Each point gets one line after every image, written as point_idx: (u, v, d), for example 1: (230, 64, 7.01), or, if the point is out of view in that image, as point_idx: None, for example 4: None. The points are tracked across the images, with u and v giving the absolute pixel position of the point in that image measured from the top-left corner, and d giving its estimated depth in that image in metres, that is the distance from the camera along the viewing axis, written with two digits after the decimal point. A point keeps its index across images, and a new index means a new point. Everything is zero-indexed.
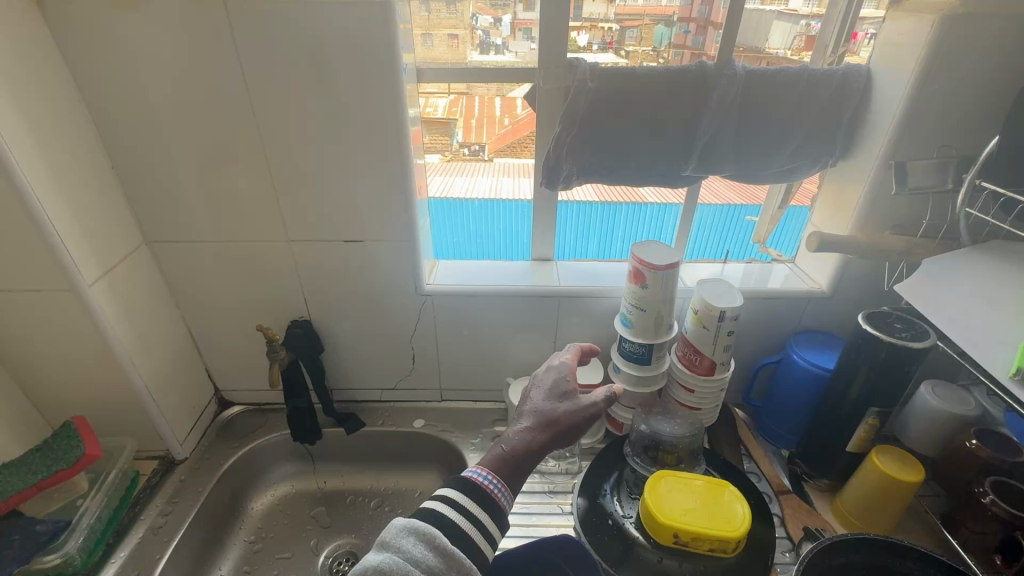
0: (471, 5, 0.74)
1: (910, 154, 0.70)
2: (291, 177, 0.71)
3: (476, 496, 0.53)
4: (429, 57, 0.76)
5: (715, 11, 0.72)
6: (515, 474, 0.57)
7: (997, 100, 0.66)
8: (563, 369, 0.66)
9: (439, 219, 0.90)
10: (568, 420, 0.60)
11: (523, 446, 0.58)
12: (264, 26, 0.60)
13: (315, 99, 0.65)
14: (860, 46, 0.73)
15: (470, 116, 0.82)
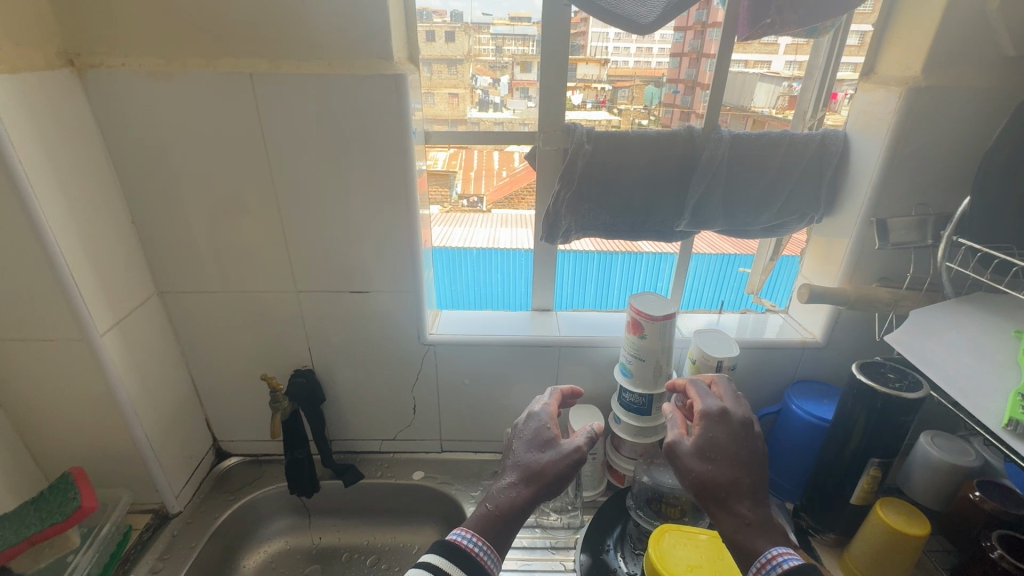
0: (471, 66, 0.79)
1: (890, 211, 0.74)
2: (302, 231, 0.74)
3: (458, 560, 0.55)
4: (432, 114, 0.81)
5: (701, 73, 0.78)
6: (500, 533, 0.58)
7: (968, 162, 0.71)
8: (543, 417, 0.67)
9: (440, 275, 0.93)
10: (551, 470, 0.61)
11: (508, 503, 0.60)
12: (286, 96, 0.65)
13: (330, 160, 0.69)
14: (840, 106, 0.78)
15: (469, 169, 0.85)
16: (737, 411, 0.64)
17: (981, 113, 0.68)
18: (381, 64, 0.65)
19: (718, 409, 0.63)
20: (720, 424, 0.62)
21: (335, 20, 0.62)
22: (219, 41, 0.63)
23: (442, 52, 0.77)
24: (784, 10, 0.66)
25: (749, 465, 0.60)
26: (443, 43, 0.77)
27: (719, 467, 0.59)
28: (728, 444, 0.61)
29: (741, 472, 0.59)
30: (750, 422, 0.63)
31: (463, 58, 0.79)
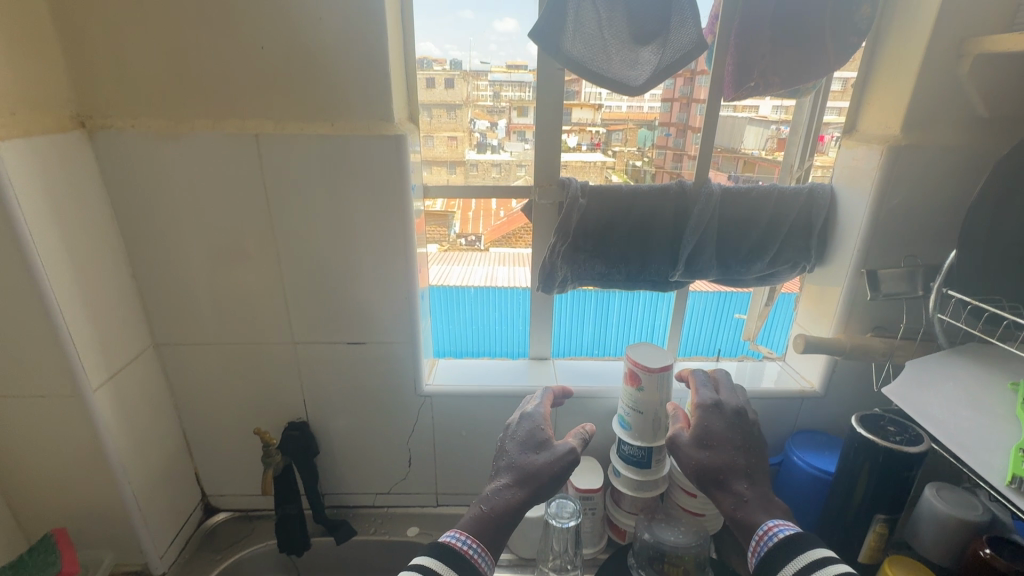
0: (469, 111, 0.81)
1: (880, 263, 0.75)
2: (301, 283, 0.75)
3: (453, 563, 0.55)
4: (429, 156, 0.82)
5: (691, 117, 0.80)
6: (494, 537, 0.59)
7: (954, 215, 0.72)
8: (536, 418, 0.70)
9: (438, 311, 0.93)
10: (546, 471, 0.63)
11: (503, 503, 0.61)
12: (289, 155, 0.67)
13: (330, 215, 0.70)
14: (827, 147, 0.81)
15: (467, 210, 0.85)
16: (731, 402, 0.71)
17: (963, 170, 0.70)
18: (382, 125, 0.67)
19: (712, 401, 0.71)
20: (715, 413, 0.70)
21: (338, 85, 0.65)
22: (227, 104, 0.66)
23: (441, 98, 0.79)
24: (766, 73, 0.71)
25: (746, 450, 0.67)
26: (443, 90, 0.79)
27: (717, 452, 0.66)
28: (723, 432, 0.68)
29: (737, 456, 0.66)
30: (744, 412, 0.70)
31: (462, 103, 0.80)
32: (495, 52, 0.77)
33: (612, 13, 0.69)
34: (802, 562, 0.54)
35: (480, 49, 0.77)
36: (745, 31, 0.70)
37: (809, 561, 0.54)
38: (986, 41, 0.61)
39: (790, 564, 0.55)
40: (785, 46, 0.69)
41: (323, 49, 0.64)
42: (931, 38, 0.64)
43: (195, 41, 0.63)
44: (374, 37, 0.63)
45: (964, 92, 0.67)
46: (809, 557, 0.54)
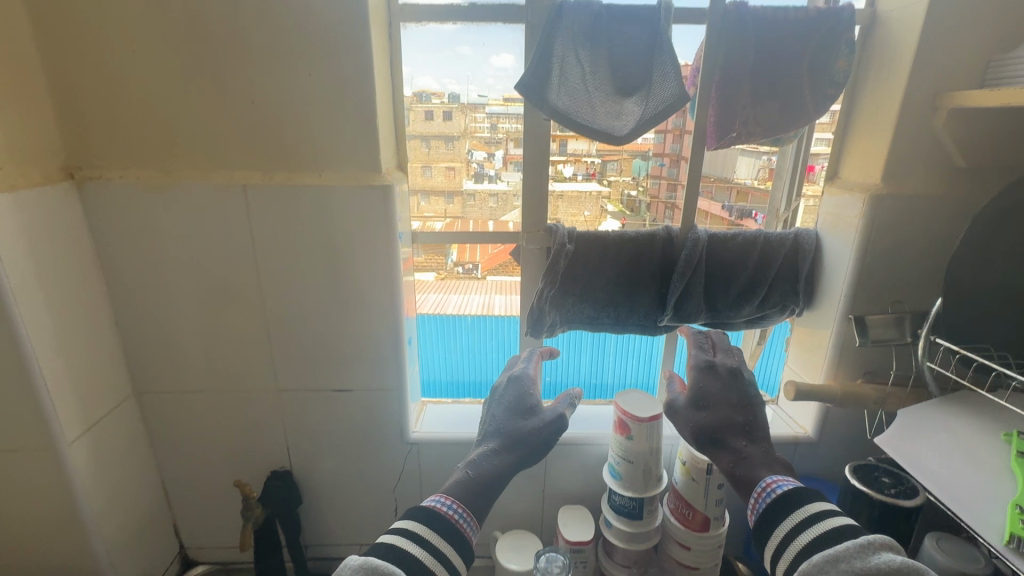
0: (467, 142, 0.80)
1: (868, 308, 0.75)
2: (286, 330, 0.74)
3: (438, 530, 0.56)
4: (426, 186, 0.82)
5: (684, 147, 0.78)
6: (480, 501, 0.61)
7: (938, 261, 0.73)
8: (525, 382, 0.73)
9: (427, 337, 0.91)
10: (531, 436, 0.67)
11: (491, 466, 0.64)
12: (276, 205, 0.67)
13: (317, 264, 0.70)
14: (818, 177, 0.80)
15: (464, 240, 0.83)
16: (727, 363, 0.74)
17: (945, 218, 0.71)
18: (370, 175, 0.68)
19: (706, 364, 0.74)
20: (709, 375, 0.73)
21: (325, 137, 0.66)
22: (216, 155, 0.67)
23: (440, 129, 0.79)
24: (748, 123, 0.72)
25: (742, 408, 0.70)
26: (441, 122, 0.78)
27: (713, 412, 0.69)
28: (719, 393, 0.71)
29: (736, 415, 0.69)
30: (739, 372, 0.73)
31: (460, 135, 0.79)
32: (493, 86, 0.76)
33: (594, 68, 0.71)
34: (802, 515, 0.56)
35: (478, 83, 0.76)
36: (726, 84, 0.71)
37: (809, 513, 0.56)
38: (959, 97, 0.63)
39: (789, 519, 0.57)
40: (767, 98, 0.72)
41: (310, 103, 0.65)
42: (906, 93, 0.66)
43: (185, 96, 0.64)
44: (362, 92, 0.65)
45: (941, 143, 0.68)
46: (807, 510, 0.56)
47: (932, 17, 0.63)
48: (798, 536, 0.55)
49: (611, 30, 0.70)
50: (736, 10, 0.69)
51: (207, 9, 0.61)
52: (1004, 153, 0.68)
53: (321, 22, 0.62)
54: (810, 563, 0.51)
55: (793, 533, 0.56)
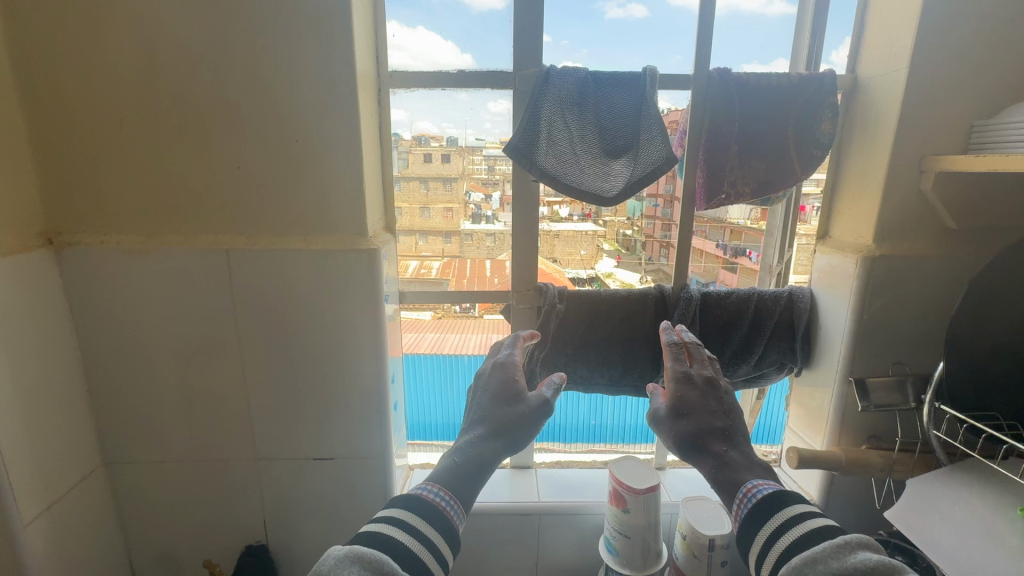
0: (465, 183, 0.79)
1: (868, 371, 0.73)
2: (265, 395, 0.71)
3: (427, 515, 0.50)
4: (426, 227, 0.80)
5: (677, 187, 0.77)
6: (464, 490, 0.54)
7: (936, 322, 0.71)
8: (508, 367, 0.64)
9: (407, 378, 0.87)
10: (519, 422, 0.60)
11: (472, 455, 0.57)
12: (259, 268, 0.66)
13: (298, 327, 0.68)
14: (810, 217, 0.80)
15: (461, 278, 0.81)
16: (704, 370, 0.61)
17: (940, 279, 0.69)
18: (356, 239, 0.67)
19: (682, 371, 0.60)
20: (686, 384, 0.59)
21: (311, 202, 0.66)
22: (200, 219, 0.66)
23: (438, 171, 0.78)
24: (736, 184, 0.72)
25: (725, 415, 0.57)
26: (439, 164, 0.78)
27: (692, 421, 0.57)
28: (699, 400, 0.58)
29: (717, 419, 0.57)
30: (717, 379, 0.60)
31: (457, 176, 0.78)
32: (491, 130, 0.76)
33: (583, 131, 0.71)
34: (781, 521, 0.49)
35: (475, 127, 0.76)
36: (713, 147, 0.71)
37: (787, 519, 0.49)
38: (944, 160, 0.63)
39: (768, 524, 0.49)
40: (753, 158, 0.72)
41: (297, 168, 0.65)
42: (892, 156, 0.66)
43: (170, 162, 0.64)
44: (349, 157, 0.64)
45: (930, 205, 0.68)
46: (786, 514, 0.49)
47: (913, 84, 0.64)
48: (774, 542, 0.48)
49: (598, 96, 0.71)
50: (719, 75, 0.70)
51: (195, 79, 0.61)
52: (993, 214, 0.68)
53: (309, 89, 0.62)
54: (787, 571, 0.45)
55: (769, 541, 0.49)
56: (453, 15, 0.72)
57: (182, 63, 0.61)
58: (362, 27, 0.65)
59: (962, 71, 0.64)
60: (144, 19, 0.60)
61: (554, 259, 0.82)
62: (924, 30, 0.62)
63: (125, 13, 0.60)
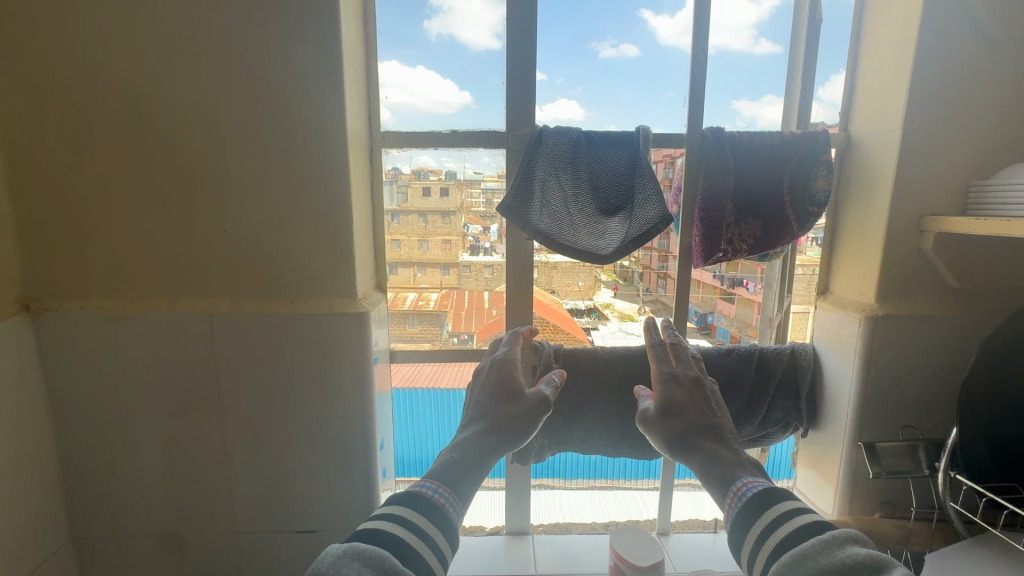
0: (463, 217, 0.77)
1: (877, 434, 0.70)
2: (247, 462, 0.68)
3: (425, 510, 0.44)
4: (424, 258, 0.78)
5: (673, 244, 0.76)
6: (459, 485, 0.48)
7: (944, 383, 0.69)
8: (505, 365, 0.60)
9: (400, 413, 0.82)
10: (522, 419, 0.54)
11: (464, 449, 0.51)
12: (243, 332, 0.64)
13: (284, 392, 0.66)
14: (806, 247, 0.77)
15: (459, 309, 0.79)
16: (690, 370, 0.57)
17: (945, 339, 0.67)
18: (345, 302, 0.65)
19: (670, 369, 0.57)
20: (674, 382, 0.55)
21: (298, 265, 0.64)
22: (184, 281, 0.64)
23: (437, 205, 0.77)
24: (733, 241, 0.71)
25: (715, 414, 0.53)
26: (437, 198, 0.76)
27: (684, 418, 0.52)
28: (688, 398, 0.54)
29: (707, 415, 0.53)
30: (704, 380, 0.57)
31: (456, 210, 0.77)
32: (488, 163, 0.75)
33: (576, 186, 0.71)
34: (769, 518, 0.43)
35: (473, 160, 0.75)
36: (709, 206, 0.70)
37: (777, 516, 0.43)
38: (944, 222, 0.62)
39: (758, 523, 0.43)
40: (749, 215, 0.71)
41: (284, 231, 0.63)
42: (889, 216, 0.65)
43: (156, 225, 0.62)
44: (337, 219, 0.63)
45: (932, 264, 0.66)
46: (774, 511, 0.43)
47: (906, 146, 0.63)
48: (763, 544, 0.42)
49: (591, 155, 0.70)
50: (713, 134, 0.70)
51: (184, 143, 0.61)
52: (996, 273, 0.67)
53: (299, 151, 0.61)
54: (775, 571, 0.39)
55: (757, 543, 0.43)
56: (451, 64, 0.72)
57: (171, 128, 0.60)
58: (353, 86, 0.64)
59: (956, 132, 0.64)
60: (133, 85, 0.60)
61: (552, 290, 0.80)
62: (916, 92, 0.62)
63: (113, 80, 0.59)
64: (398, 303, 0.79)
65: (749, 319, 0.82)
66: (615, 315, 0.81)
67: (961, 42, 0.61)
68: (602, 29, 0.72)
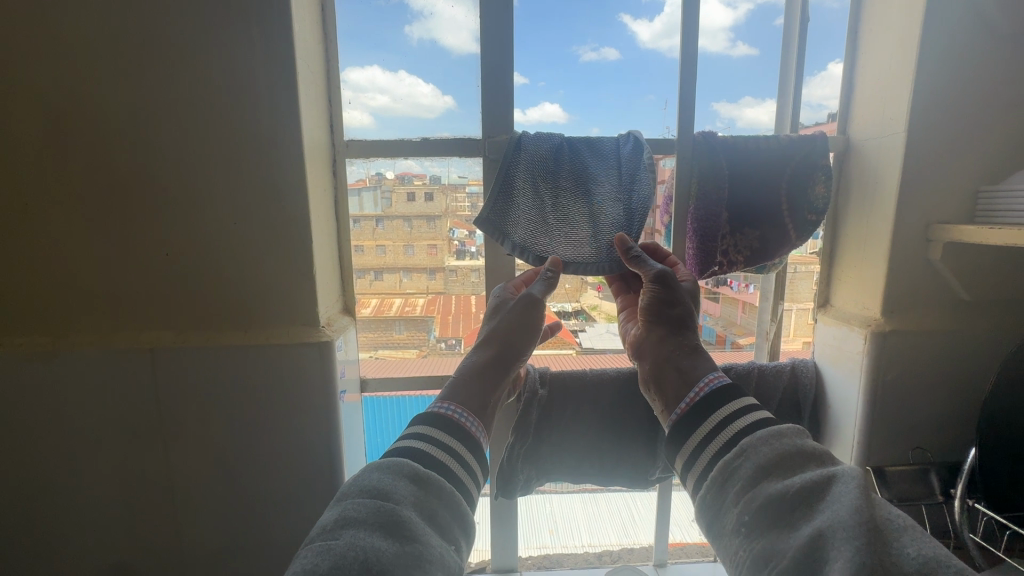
0: (449, 221, 0.71)
1: (885, 458, 0.65)
2: (198, 506, 0.62)
3: (447, 427, 0.47)
4: (409, 264, 0.72)
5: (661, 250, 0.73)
6: (478, 406, 0.52)
7: (955, 402, 0.65)
8: (506, 290, 0.64)
9: (384, 427, 0.76)
10: (509, 332, 0.58)
11: (470, 365, 0.56)
12: (188, 366, 0.57)
13: (238, 431, 0.59)
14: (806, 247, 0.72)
15: (446, 313, 0.74)
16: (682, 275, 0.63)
17: (956, 355, 0.63)
18: (308, 330, 0.59)
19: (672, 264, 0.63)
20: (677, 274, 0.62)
21: (252, 291, 0.58)
22: (119, 311, 0.57)
23: (421, 210, 0.71)
24: (729, 253, 0.66)
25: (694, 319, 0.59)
26: (422, 203, 0.70)
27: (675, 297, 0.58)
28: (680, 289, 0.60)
29: (693, 319, 0.58)
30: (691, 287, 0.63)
31: (441, 214, 0.71)
32: (473, 166, 0.69)
33: (557, 198, 0.65)
34: (739, 404, 0.45)
35: (458, 162, 0.69)
36: (703, 217, 0.65)
37: (745, 404, 0.45)
38: (953, 231, 0.58)
39: (724, 409, 0.46)
40: (744, 225, 0.66)
41: (233, 255, 0.57)
42: (893, 227, 0.61)
43: (85, 253, 0.56)
44: (295, 241, 0.57)
45: (940, 274, 0.62)
46: (744, 400, 0.46)
47: (912, 152, 0.59)
48: (729, 424, 0.44)
49: (574, 161, 0.65)
50: (705, 139, 0.65)
51: (110, 156, 0.54)
52: (1006, 284, 0.63)
53: (248, 165, 0.55)
54: (750, 443, 0.42)
55: (720, 427, 0.45)
56: (431, 60, 0.66)
57: (96, 143, 0.54)
58: (309, 92, 0.58)
59: (964, 135, 0.59)
60: (49, 99, 0.53)
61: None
62: (919, 95, 0.58)
63: (27, 93, 0.52)
64: (384, 309, 0.73)
65: (735, 317, 0.77)
66: (602, 317, 0.75)
67: (966, 40, 0.57)
68: (582, 34, 0.68)
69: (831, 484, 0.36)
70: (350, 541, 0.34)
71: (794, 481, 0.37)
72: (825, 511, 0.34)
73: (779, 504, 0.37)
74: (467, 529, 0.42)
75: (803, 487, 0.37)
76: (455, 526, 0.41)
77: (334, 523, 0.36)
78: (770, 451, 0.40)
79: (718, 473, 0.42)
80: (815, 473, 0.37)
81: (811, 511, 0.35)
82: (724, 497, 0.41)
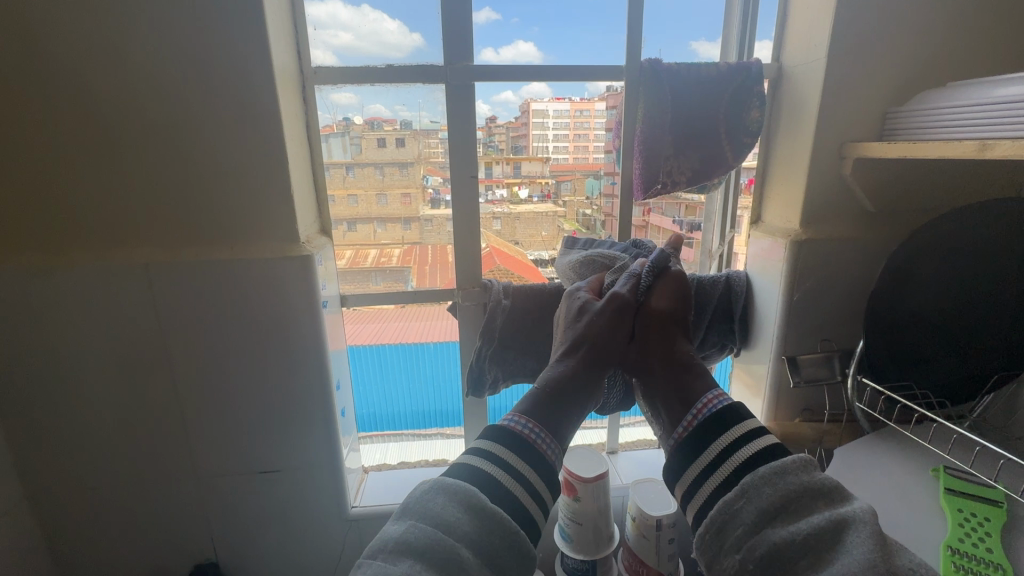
0: (422, 168, 0.75)
1: (799, 349, 0.77)
2: (200, 407, 0.69)
3: (517, 445, 0.50)
4: (383, 213, 0.77)
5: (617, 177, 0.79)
6: (549, 421, 0.54)
7: (859, 301, 0.76)
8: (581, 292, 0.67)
9: (366, 364, 0.83)
10: (593, 337, 0.61)
11: (556, 376, 0.59)
12: (180, 279, 0.63)
13: (233, 339, 0.66)
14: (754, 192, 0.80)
15: (422, 264, 0.79)
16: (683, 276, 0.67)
17: (862, 261, 0.73)
18: (292, 246, 0.65)
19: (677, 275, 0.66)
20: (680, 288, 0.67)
21: (236, 210, 0.63)
22: (112, 229, 0.62)
23: (393, 156, 0.74)
24: (672, 173, 0.73)
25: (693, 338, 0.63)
26: (393, 149, 0.74)
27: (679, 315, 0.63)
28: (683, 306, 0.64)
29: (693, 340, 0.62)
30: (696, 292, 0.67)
31: (414, 161, 0.75)
32: (442, 112, 0.72)
33: None
34: (743, 431, 0.49)
35: (428, 108, 0.72)
36: (648, 139, 0.72)
37: (746, 431, 0.49)
38: (860, 147, 0.66)
39: (727, 436, 0.50)
40: (687, 148, 0.73)
41: (217, 177, 0.61)
42: (812, 144, 0.69)
43: (73, 174, 0.59)
44: (276, 161, 0.61)
45: (851, 188, 0.71)
46: (747, 425, 0.50)
47: (830, 76, 0.66)
48: (731, 454, 0.48)
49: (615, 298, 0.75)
50: (651, 66, 0.71)
51: (89, 79, 0.56)
52: (908, 198, 0.73)
53: (224, 88, 0.58)
54: (752, 480, 0.45)
55: (719, 457, 0.49)
56: None
57: (73, 68, 0.56)
58: (277, 19, 0.61)
59: (878, 60, 0.67)
60: (22, 22, 0.54)
61: (515, 242, 0.82)
62: (840, 21, 0.64)
63: None
64: (360, 260, 0.78)
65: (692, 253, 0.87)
66: None
67: None
68: None
69: (845, 531, 0.40)
70: (406, 569, 0.39)
71: (800, 527, 0.41)
72: (836, 563, 0.39)
73: (785, 550, 0.41)
74: (525, 565, 0.44)
75: (812, 534, 0.41)
76: (514, 557, 0.44)
77: (396, 543, 0.41)
78: (773, 495, 0.44)
79: (718, 512, 0.46)
80: (825, 518, 0.41)
81: (819, 557, 0.40)
82: (724, 535, 0.45)
